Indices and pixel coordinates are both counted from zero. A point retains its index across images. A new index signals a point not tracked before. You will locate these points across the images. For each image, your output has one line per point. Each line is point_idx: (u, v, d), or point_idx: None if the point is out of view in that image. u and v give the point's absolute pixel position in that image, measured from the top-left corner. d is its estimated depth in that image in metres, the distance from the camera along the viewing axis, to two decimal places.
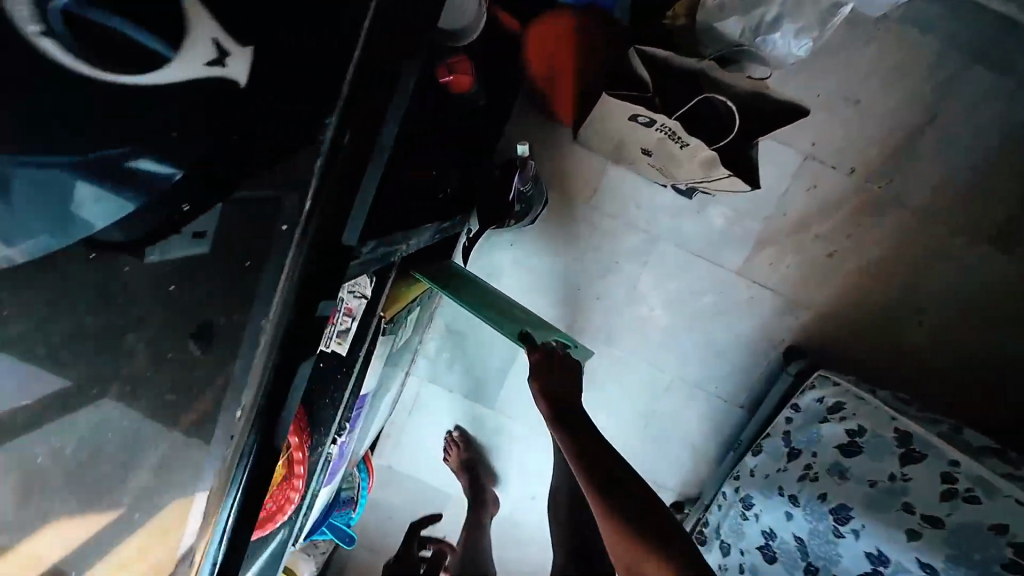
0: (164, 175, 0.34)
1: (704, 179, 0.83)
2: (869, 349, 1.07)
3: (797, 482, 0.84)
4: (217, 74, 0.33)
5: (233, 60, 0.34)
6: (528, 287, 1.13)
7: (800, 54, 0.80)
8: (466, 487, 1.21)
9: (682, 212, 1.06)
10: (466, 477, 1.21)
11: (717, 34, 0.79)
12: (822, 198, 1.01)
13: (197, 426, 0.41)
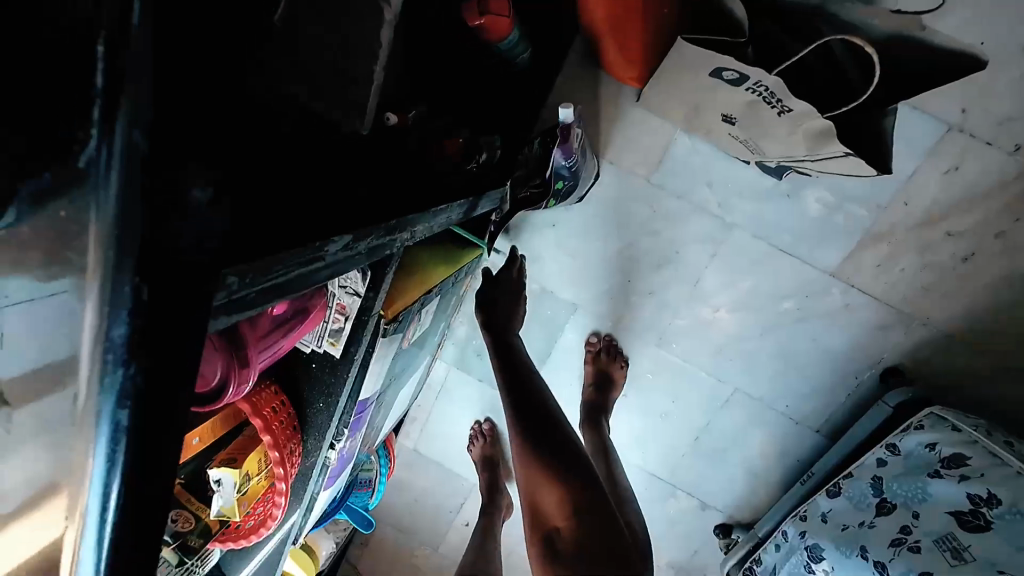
0: None
1: (807, 157, 0.64)
2: (996, 376, 0.86)
3: (887, 545, 0.67)
4: None
5: None
6: (570, 274, 0.99)
7: None
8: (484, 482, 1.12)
9: (767, 196, 0.86)
10: (487, 473, 1.13)
11: None
12: (964, 184, 0.78)
13: None
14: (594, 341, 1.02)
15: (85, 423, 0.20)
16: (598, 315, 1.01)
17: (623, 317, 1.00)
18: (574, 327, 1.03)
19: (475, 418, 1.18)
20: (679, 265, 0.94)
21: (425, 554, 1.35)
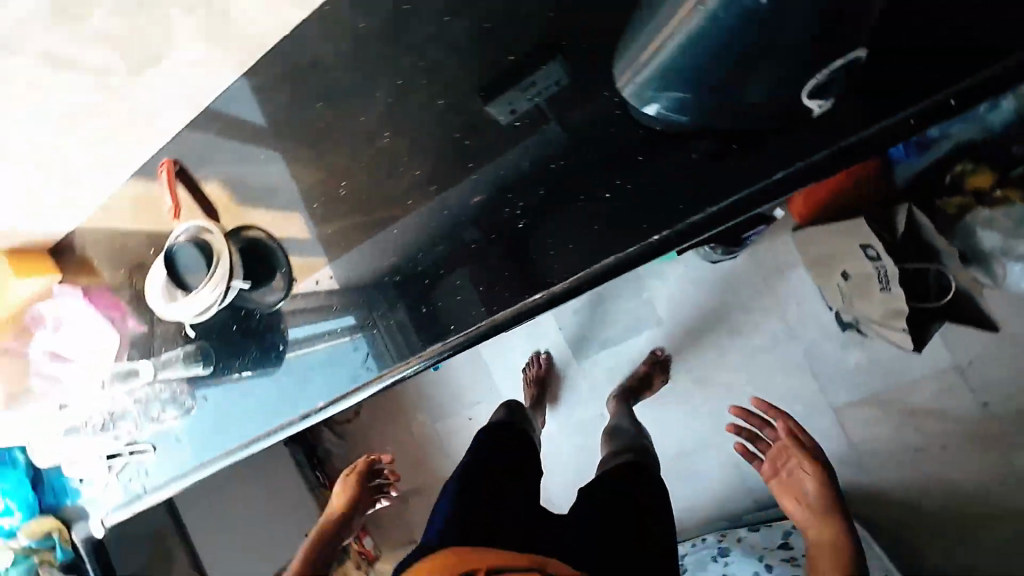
0: (674, 93, 0.57)
1: (879, 321, 1.03)
2: (892, 534, 1.22)
3: (779, 563, 1.06)
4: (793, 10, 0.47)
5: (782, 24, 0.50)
6: (673, 302, 1.38)
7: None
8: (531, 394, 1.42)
9: (828, 337, 1.24)
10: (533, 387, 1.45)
11: (972, 235, 0.96)
12: (946, 404, 1.16)
13: (560, 231, 0.65)
14: (656, 352, 1.39)
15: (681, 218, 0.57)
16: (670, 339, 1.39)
17: (684, 350, 1.38)
18: (649, 336, 1.41)
19: (538, 348, 1.51)
20: (745, 342, 1.32)
21: (424, 420, 1.70)
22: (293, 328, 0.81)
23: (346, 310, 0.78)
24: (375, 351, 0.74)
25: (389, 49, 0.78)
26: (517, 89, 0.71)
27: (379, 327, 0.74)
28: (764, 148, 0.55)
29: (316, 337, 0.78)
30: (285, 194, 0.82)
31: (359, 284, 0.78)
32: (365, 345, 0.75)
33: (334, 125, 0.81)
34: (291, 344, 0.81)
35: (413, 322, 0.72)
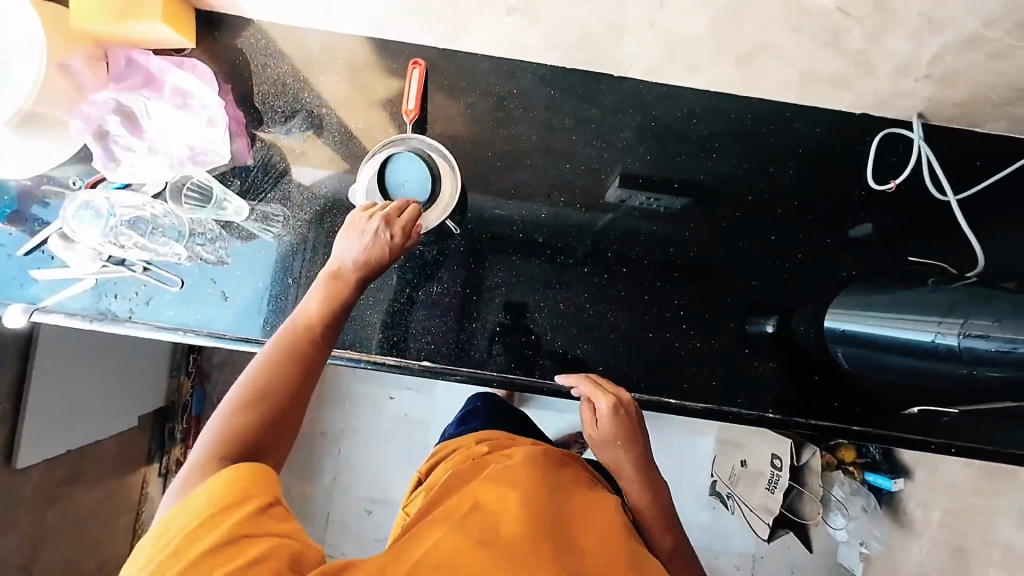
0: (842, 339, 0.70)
1: (752, 507, 1.39)
2: None
3: None
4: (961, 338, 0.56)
5: (939, 333, 0.58)
6: None
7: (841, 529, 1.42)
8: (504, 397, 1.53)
9: (698, 493, 1.59)
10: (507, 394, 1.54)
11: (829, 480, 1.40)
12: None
13: (699, 366, 0.78)
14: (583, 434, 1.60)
15: (785, 413, 0.78)
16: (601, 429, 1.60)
17: None
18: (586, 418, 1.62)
19: None
20: None
21: (345, 372, 1.62)
22: (432, 278, 0.78)
23: (499, 299, 0.78)
24: (508, 353, 0.78)
25: (660, 118, 0.81)
26: (642, 193, 0.80)
27: (525, 335, 0.78)
28: (864, 406, 0.77)
29: (441, 302, 0.78)
30: (493, 164, 0.80)
31: (523, 282, 0.79)
32: (497, 343, 0.78)
33: (571, 141, 0.81)
34: (424, 291, 0.78)
35: (554, 353, 0.78)
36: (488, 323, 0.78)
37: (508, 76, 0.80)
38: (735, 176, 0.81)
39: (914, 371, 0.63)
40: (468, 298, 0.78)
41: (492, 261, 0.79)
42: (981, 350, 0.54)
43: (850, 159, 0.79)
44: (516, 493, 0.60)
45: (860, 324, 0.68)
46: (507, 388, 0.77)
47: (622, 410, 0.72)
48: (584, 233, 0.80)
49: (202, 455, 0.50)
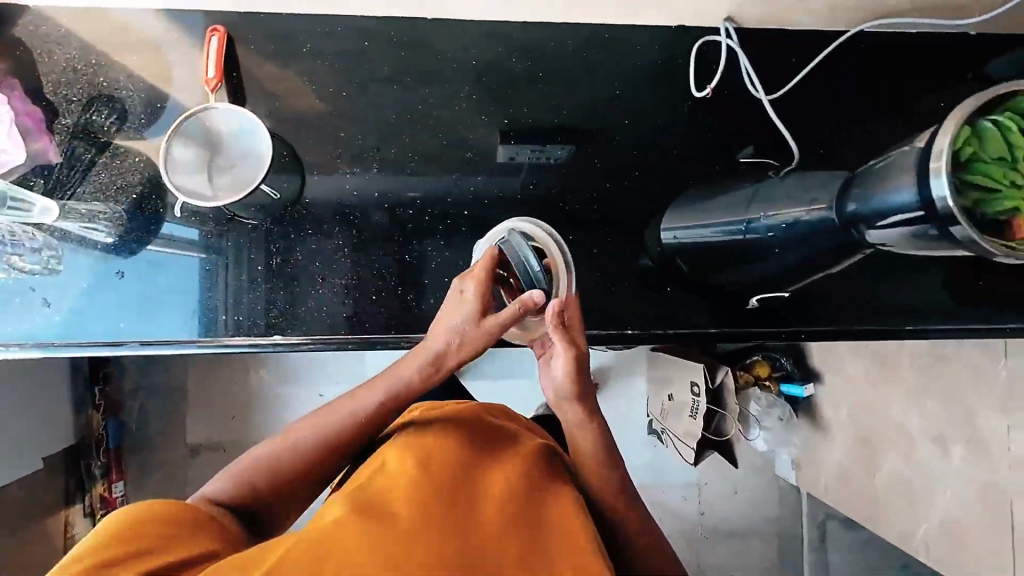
0: (680, 244, 0.73)
1: (681, 437, 1.42)
2: None
3: None
4: (793, 211, 0.61)
5: (776, 212, 0.62)
6: None
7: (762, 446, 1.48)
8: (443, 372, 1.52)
9: (637, 434, 1.64)
10: None
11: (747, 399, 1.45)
12: (679, 505, 1.65)
13: None
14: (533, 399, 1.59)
15: (647, 329, 0.78)
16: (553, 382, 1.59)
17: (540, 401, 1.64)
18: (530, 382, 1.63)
19: None
20: None
21: (268, 378, 1.56)
22: (272, 253, 0.76)
23: (345, 263, 0.77)
24: (361, 316, 0.76)
25: (485, 58, 0.80)
26: (528, 147, 0.80)
27: (376, 294, 0.77)
28: (719, 310, 0.78)
29: (282, 274, 0.76)
30: (321, 129, 0.79)
31: (367, 241, 0.77)
32: (349, 307, 0.76)
33: (398, 94, 0.79)
34: (263, 266, 0.75)
35: (410, 306, 0.77)
36: (336, 287, 0.76)
37: (317, 35, 0.77)
38: (567, 107, 0.80)
39: (761, 260, 0.67)
40: (313, 266, 0.76)
41: (332, 226, 0.77)
42: (777, 226, 0.62)
43: (673, 73, 0.80)
44: (406, 477, 0.57)
45: (699, 228, 0.70)
46: (364, 350, 0.76)
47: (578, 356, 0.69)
48: (424, 184, 0.79)
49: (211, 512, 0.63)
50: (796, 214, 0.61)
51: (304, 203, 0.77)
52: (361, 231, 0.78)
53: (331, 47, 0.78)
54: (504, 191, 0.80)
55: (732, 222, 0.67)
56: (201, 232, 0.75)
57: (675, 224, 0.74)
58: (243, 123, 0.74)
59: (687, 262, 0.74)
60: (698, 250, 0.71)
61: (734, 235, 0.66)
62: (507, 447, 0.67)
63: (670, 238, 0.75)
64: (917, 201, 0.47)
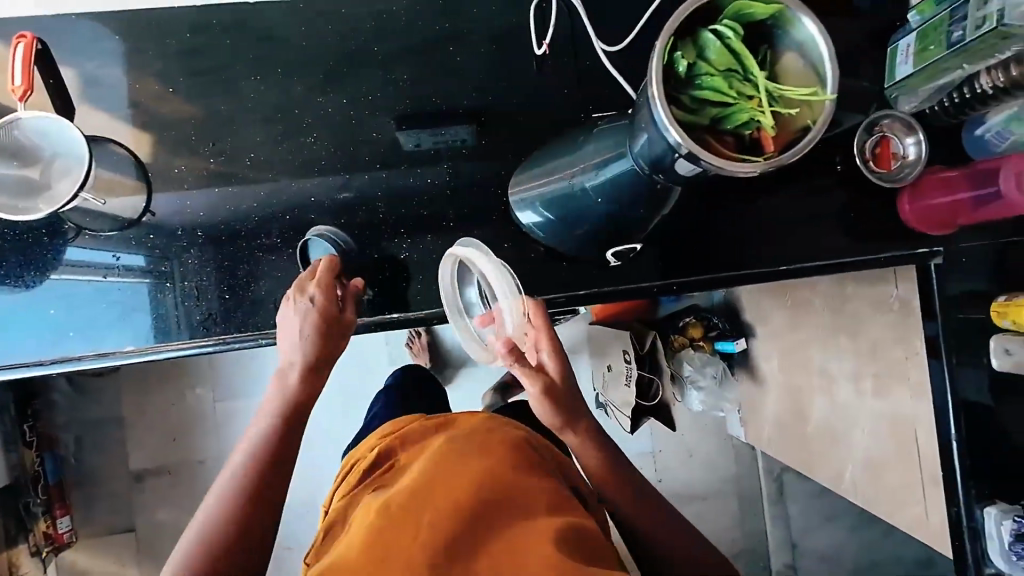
0: (527, 210, 0.74)
1: (618, 406, 1.43)
2: None
3: None
4: (610, 159, 0.61)
5: (594, 166, 0.63)
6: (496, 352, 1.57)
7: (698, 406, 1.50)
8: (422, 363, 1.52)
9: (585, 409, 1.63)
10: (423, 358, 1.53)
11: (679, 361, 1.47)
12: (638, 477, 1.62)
13: (419, 274, 0.78)
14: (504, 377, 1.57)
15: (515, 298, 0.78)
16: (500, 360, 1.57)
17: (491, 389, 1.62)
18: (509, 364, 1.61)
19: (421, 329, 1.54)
20: None
21: (207, 396, 1.54)
22: (117, 265, 0.78)
23: (192, 268, 0.78)
24: (213, 316, 0.77)
25: (319, 39, 0.78)
26: (430, 132, 0.78)
27: (226, 295, 0.77)
28: (582, 269, 0.78)
29: (131, 283, 0.77)
30: (170, 135, 0.79)
31: (214, 241, 0.78)
32: (198, 311, 0.77)
33: (237, 90, 0.79)
34: (105, 278, 0.77)
35: (259, 302, 0.77)
36: (186, 290, 0.77)
37: (151, 44, 0.79)
38: (407, 79, 0.78)
39: (595, 218, 0.67)
40: (160, 274, 0.77)
41: (180, 228, 0.79)
42: (596, 180, 0.63)
43: (513, 32, 0.78)
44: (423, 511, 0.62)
45: (537, 191, 0.71)
46: (221, 350, 0.77)
47: (548, 389, 0.70)
48: (274, 176, 0.79)
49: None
50: (611, 164, 0.61)
51: (151, 209, 0.79)
52: (212, 229, 0.78)
53: (165, 53, 0.79)
54: (356, 173, 0.79)
55: (564, 179, 0.67)
56: (53, 251, 0.78)
57: (519, 191, 0.75)
58: (61, 127, 0.72)
59: (539, 227, 0.74)
60: (542, 212, 0.72)
61: (570, 193, 0.66)
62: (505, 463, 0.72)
63: (517, 206, 0.76)
64: (676, 142, 0.49)
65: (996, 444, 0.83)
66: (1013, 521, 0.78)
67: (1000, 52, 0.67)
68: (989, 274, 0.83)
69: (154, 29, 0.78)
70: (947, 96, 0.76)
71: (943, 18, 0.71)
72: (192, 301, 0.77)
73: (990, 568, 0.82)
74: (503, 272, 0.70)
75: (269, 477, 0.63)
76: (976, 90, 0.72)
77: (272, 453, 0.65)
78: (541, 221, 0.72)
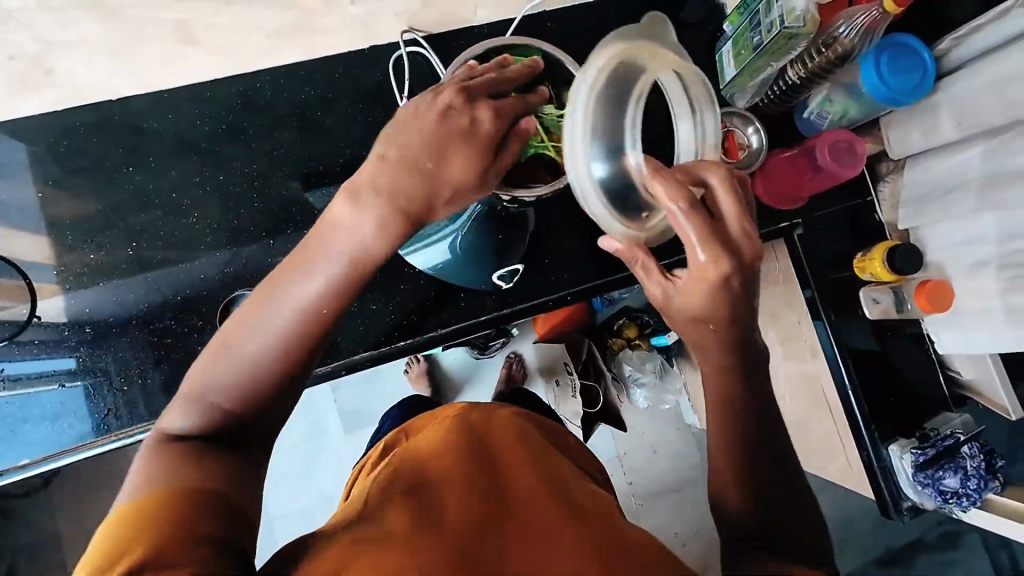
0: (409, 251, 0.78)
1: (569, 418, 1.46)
2: None
3: None
4: None
5: None
6: (447, 386, 1.56)
7: (643, 403, 1.55)
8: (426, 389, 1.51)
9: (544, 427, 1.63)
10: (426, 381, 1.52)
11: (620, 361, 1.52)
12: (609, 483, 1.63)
13: None
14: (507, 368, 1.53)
15: (418, 335, 0.81)
16: (452, 394, 1.56)
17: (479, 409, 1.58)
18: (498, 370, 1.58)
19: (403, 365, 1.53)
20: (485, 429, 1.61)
21: None
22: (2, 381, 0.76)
23: (84, 365, 0.77)
24: (118, 410, 0.77)
25: (191, 122, 0.81)
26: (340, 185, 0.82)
27: (124, 387, 0.77)
28: (476, 296, 0.82)
29: (24, 392, 0.76)
30: (53, 237, 0.79)
31: (106, 334, 0.78)
32: (99, 407, 0.76)
33: (111, 184, 0.80)
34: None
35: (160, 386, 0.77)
36: (81, 389, 0.77)
37: (10, 153, 0.78)
38: (283, 146, 0.82)
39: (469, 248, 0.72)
40: (47, 377, 0.76)
41: (69, 328, 0.78)
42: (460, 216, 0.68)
43: (375, 91, 0.83)
44: (455, 459, 0.68)
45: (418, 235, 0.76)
46: (126, 444, 0.77)
47: (672, 298, 0.60)
48: (161, 259, 0.80)
49: (191, 444, 0.55)
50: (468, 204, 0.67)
51: (37, 314, 0.78)
52: (104, 322, 0.78)
53: (28, 157, 0.79)
54: (242, 244, 0.81)
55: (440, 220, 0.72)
56: None
57: None
58: None
59: (425, 264, 0.79)
60: (423, 251, 0.77)
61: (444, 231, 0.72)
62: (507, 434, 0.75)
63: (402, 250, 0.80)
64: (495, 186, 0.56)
65: (884, 383, 0.91)
66: (912, 454, 0.85)
67: (793, 49, 0.77)
68: (843, 233, 0.93)
69: (15, 134, 0.78)
70: (769, 90, 0.87)
71: (746, 27, 0.81)
72: (90, 400, 0.76)
73: (907, 502, 0.88)
74: (572, 138, 0.61)
75: (294, 365, 0.58)
76: (789, 82, 0.83)
77: (302, 356, 0.58)
78: (430, 262, 0.78)
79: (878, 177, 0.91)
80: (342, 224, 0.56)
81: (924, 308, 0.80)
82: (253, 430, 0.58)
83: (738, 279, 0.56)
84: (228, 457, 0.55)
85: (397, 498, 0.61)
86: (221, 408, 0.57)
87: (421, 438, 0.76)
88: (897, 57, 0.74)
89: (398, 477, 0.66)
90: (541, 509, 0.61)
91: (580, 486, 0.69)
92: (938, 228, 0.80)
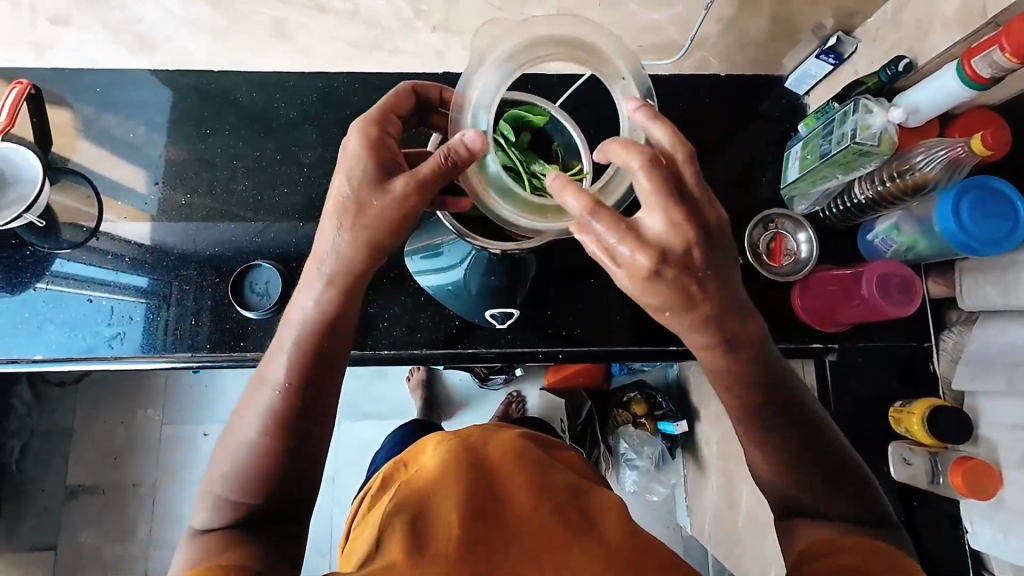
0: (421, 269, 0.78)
1: None
2: None
3: None
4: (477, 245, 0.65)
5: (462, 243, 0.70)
6: (442, 404, 1.54)
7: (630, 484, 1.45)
8: (420, 403, 1.51)
9: None
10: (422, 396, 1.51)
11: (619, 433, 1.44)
12: None
13: None
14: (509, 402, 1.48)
15: (404, 346, 0.81)
16: (444, 414, 1.54)
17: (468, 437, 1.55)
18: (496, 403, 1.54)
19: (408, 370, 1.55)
20: None
21: (155, 418, 1.56)
22: (47, 276, 0.87)
23: (116, 286, 0.86)
24: (122, 336, 0.84)
25: (268, 105, 0.90)
26: None
27: (139, 316, 0.85)
28: (469, 327, 0.82)
29: (64, 296, 0.86)
30: (131, 174, 0.90)
31: (140, 265, 0.87)
32: (113, 327, 0.84)
33: (191, 139, 0.91)
34: (34, 288, 0.86)
35: (168, 325, 0.84)
36: (106, 307, 0.85)
37: (122, 94, 0.91)
38: (337, 144, 0.90)
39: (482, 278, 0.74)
40: (85, 288, 0.86)
41: (118, 250, 0.88)
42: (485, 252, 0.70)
43: None
44: (456, 491, 0.63)
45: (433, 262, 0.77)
46: (125, 367, 0.84)
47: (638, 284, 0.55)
48: (209, 214, 0.89)
49: (223, 536, 0.55)
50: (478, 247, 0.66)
51: (98, 232, 0.89)
52: (147, 253, 0.88)
53: (134, 100, 0.91)
54: (280, 221, 0.89)
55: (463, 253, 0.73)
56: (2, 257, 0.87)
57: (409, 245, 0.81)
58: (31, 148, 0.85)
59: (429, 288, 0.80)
60: (429, 274, 0.78)
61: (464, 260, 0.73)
62: (496, 458, 0.70)
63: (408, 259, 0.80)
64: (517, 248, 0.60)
65: None
66: None
67: (864, 166, 0.72)
68: (887, 374, 0.82)
69: (130, 81, 0.91)
70: (832, 203, 0.81)
71: (818, 132, 0.77)
72: (109, 319, 0.85)
73: None
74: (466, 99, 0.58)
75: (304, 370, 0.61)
76: (855, 200, 0.77)
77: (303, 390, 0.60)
78: (433, 284, 0.78)
79: (945, 324, 0.80)
80: (298, 302, 0.62)
81: (960, 488, 0.67)
82: (284, 500, 0.58)
83: (702, 249, 0.52)
84: (258, 540, 0.56)
85: (398, 531, 0.58)
86: (243, 498, 0.57)
87: (420, 468, 0.72)
88: (981, 202, 0.66)
89: (399, 510, 0.62)
90: (546, 551, 0.58)
91: (581, 500, 0.65)
92: (1002, 402, 0.68)
